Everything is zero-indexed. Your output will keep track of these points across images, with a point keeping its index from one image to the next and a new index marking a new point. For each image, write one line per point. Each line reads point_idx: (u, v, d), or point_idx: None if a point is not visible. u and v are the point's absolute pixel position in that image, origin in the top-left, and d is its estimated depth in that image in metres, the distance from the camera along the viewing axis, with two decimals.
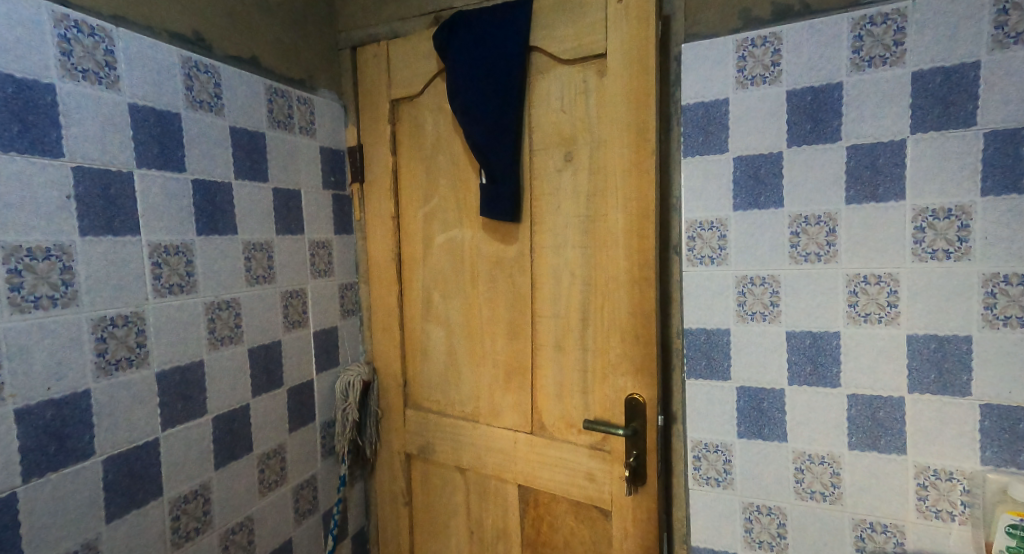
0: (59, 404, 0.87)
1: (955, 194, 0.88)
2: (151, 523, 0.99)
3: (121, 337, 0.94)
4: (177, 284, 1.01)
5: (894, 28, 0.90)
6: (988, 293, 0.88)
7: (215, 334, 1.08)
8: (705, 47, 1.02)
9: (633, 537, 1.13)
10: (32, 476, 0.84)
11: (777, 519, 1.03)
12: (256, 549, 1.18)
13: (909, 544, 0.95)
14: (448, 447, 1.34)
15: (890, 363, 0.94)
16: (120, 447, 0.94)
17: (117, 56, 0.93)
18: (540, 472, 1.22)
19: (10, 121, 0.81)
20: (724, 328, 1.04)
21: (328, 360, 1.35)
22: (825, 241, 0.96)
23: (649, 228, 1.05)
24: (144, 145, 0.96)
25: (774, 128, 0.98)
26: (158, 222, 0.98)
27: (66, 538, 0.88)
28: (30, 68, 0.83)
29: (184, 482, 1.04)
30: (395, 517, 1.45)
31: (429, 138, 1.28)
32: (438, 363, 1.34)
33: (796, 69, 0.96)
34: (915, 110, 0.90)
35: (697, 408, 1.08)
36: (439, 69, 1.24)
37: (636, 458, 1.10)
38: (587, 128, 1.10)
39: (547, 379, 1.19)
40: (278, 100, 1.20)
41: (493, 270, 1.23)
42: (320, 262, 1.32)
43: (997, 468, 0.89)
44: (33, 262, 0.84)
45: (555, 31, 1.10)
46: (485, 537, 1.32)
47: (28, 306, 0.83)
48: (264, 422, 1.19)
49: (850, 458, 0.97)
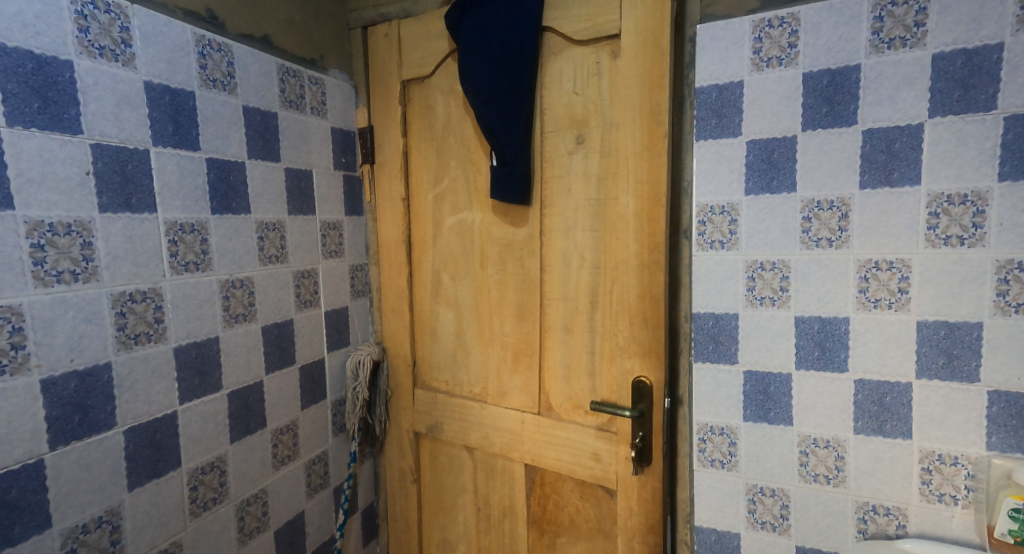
0: (82, 375, 0.90)
1: (972, 179, 0.88)
2: (171, 493, 1.02)
3: (140, 313, 0.96)
4: (193, 262, 1.03)
5: (915, 9, 0.88)
6: (1001, 280, 0.87)
7: (229, 311, 1.11)
8: (721, 28, 1.00)
9: (637, 515, 1.15)
10: (58, 443, 0.87)
11: (780, 501, 1.05)
12: (270, 521, 1.22)
13: (912, 527, 0.96)
14: (457, 426, 1.36)
15: (899, 349, 0.94)
16: (140, 418, 0.97)
17: (132, 33, 0.94)
18: (546, 451, 1.24)
19: (31, 97, 0.83)
20: (733, 312, 1.05)
21: (339, 339, 1.37)
22: (837, 226, 0.96)
23: (659, 211, 1.05)
24: (160, 123, 0.98)
25: (788, 111, 0.97)
26: (174, 201, 1.00)
27: (91, 504, 0.92)
28: (49, 45, 0.85)
29: (202, 454, 1.07)
30: (404, 493, 1.48)
31: (440, 120, 1.29)
32: (448, 343, 1.35)
33: (814, 51, 0.94)
34: (934, 92, 0.88)
35: (704, 390, 1.09)
36: (450, 50, 1.24)
37: (642, 439, 1.11)
38: (599, 110, 1.10)
39: (555, 360, 1.21)
40: (290, 80, 1.21)
41: (502, 253, 1.24)
42: (331, 242, 1.33)
43: (1002, 453, 0.90)
44: (55, 238, 0.86)
45: (568, 11, 1.09)
46: (491, 514, 1.35)
47: (51, 280, 0.86)
48: (277, 397, 1.22)
49: (855, 442, 0.98)
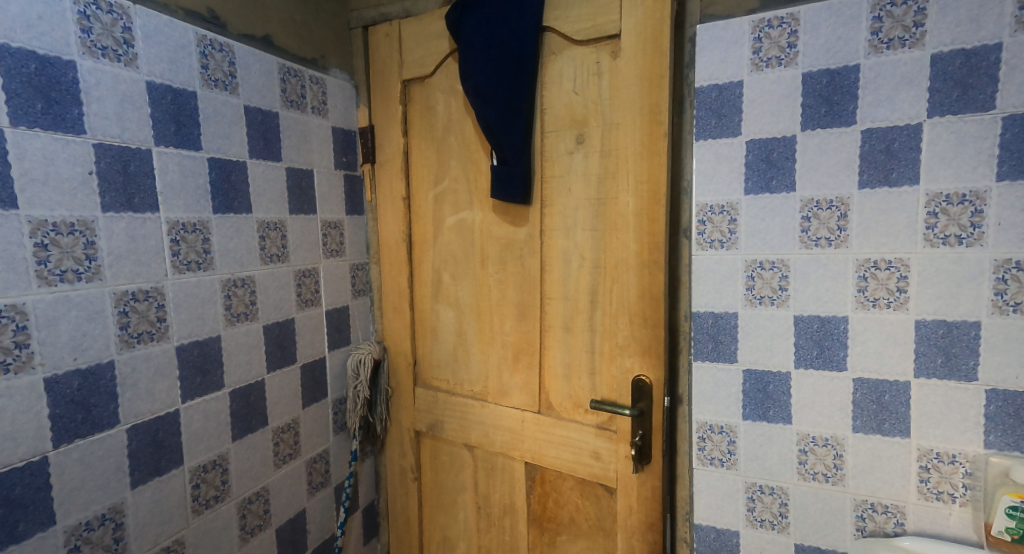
0: (85, 374, 0.90)
1: (970, 178, 0.88)
2: (174, 491, 1.03)
3: (142, 312, 0.97)
4: (195, 261, 1.04)
5: (914, 9, 0.89)
6: (1000, 279, 0.88)
7: (231, 310, 1.11)
8: (720, 28, 1.01)
9: (637, 514, 1.16)
10: (62, 441, 0.88)
11: (779, 499, 1.05)
12: (272, 519, 1.22)
13: (910, 525, 0.97)
14: (457, 424, 1.37)
15: (897, 348, 0.95)
16: (143, 417, 0.98)
17: (134, 33, 0.94)
18: (547, 450, 1.25)
19: (35, 97, 0.83)
20: (732, 311, 1.05)
21: (340, 338, 1.38)
22: (836, 225, 0.96)
23: (659, 211, 1.06)
24: (162, 123, 0.98)
25: (787, 111, 0.97)
26: (176, 200, 1.01)
27: (94, 502, 0.92)
28: (52, 45, 0.85)
29: (204, 452, 1.07)
30: (405, 492, 1.49)
31: (441, 120, 1.29)
32: (448, 342, 1.36)
33: (814, 51, 0.95)
34: (933, 93, 0.89)
35: (703, 389, 1.09)
36: (450, 49, 1.24)
37: (642, 438, 1.12)
38: (599, 110, 1.10)
39: (555, 359, 1.21)
40: (291, 80, 1.21)
41: (503, 252, 1.24)
42: (332, 241, 1.34)
43: (999, 452, 0.90)
44: (58, 237, 0.86)
45: (569, 11, 1.10)
46: (491, 512, 1.36)
47: (55, 279, 0.86)
48: (279, 396, 1.22)
49: (854, 440, 0.99)
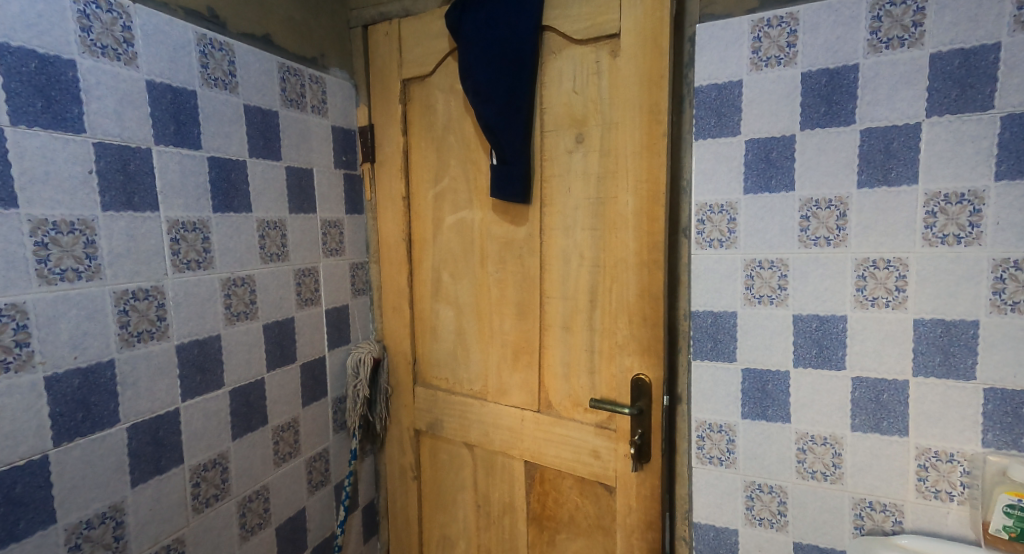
0: (85, 373, 0.90)
1: (968, 178, 0.88)
2: (174, 489, 1.03)
3: (142, 310, 0.97)
4: (195, 260, 1.04)
5: (913, 8, 0.89)
6: (998, 278, 0.88)
7: (231, 309, 1.11)
8: (720, 27, 1.01)
9: (636, 512, 1.16)
10: (62, 440, 0.88)
11: (778, 498, 1.05)
12: (272, 517, 1.22)
13: (908, 523, 0.97)
14: (457, 423, 1.37)
15: (895, 347, 0.95)
16: (143, 415, 0.98)
17: (134, 32, 0.94)
18: (546, 449, 1.25)
19: (35, 96, 0.83)
20: (731, 310, 1.05)
21: (339, 337, 1.38)
22: (835, 224, 0.96)
23: (659, 210, 1.06)
24: (162, 122, 0.98)
25: (786, 110, 0.98)
26: (176, 199, 1.01)
27: (95, 500, 0.92)
28: (52, 45, 0.85)
29: (204, 451, 1.08)
30: (404, 490, 1.49)
31: (440, 119, 1.29)
32: (448, 341, 1.36)
33: (813, 50, 0.95)
34: (932, 92, 0.89)
35: (702, 388, 1.10)
36: (450, 49, 1.24)
37: (641, 436, 1.12)
38: (599, 110, 1.10)
39: (554, 358, 1.22)
40: (290, 79, 1.21)
41: (502, 252, 1.25)
42: (331, 240, 1.34)
43: (997, 450, 0.91)
44: (58, 236, 0.86)
45: (568, 11, 1.10)
46: (491, 511, 1.36)
47: (55, 278, 0.86)
48: (279, 394, 1.22)
49: (852, 439, 0.99)
